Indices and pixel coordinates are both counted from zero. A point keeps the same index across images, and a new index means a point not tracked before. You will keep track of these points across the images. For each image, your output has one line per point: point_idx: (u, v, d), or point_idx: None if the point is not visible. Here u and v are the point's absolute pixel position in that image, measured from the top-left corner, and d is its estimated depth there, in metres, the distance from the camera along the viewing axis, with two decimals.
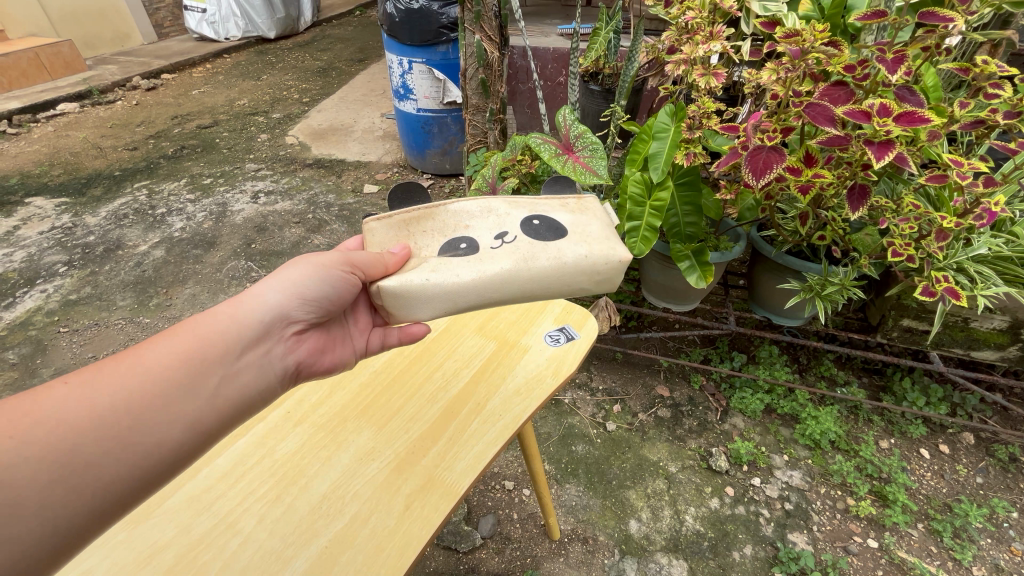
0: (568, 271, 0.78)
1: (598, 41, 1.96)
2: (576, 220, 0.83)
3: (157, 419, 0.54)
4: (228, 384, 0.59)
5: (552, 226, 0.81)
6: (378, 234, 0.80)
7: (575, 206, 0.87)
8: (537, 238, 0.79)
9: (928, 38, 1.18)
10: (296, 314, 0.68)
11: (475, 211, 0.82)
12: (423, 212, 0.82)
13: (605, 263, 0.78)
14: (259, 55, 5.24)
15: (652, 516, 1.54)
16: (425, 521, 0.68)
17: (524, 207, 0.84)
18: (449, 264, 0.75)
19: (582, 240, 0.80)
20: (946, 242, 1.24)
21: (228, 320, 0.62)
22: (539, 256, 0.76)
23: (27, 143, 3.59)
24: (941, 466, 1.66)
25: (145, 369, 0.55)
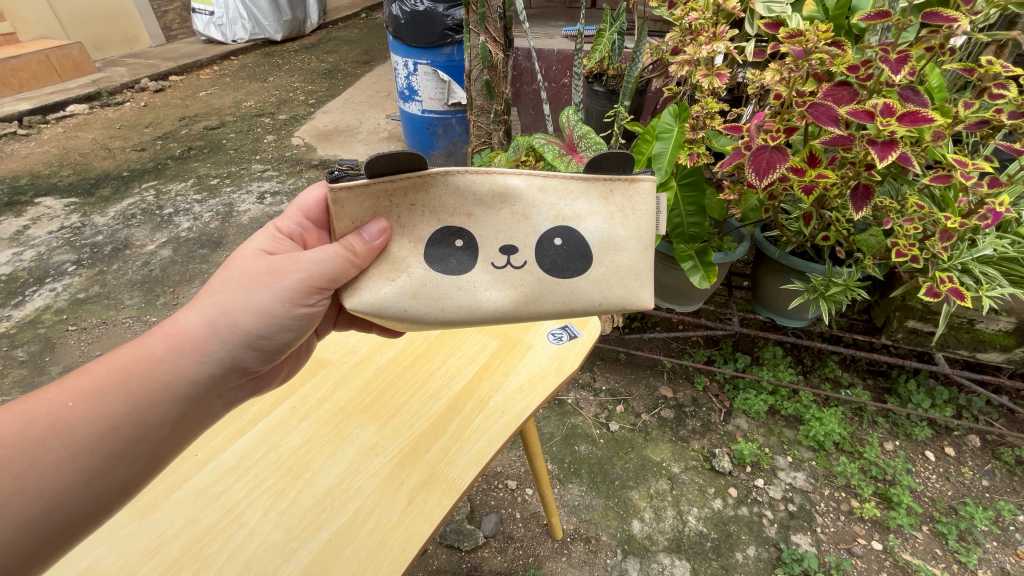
0: (574, 310, 0.79)
1: (603, 41, 2.00)
2: (609, 238, 0.75)
3: (87, 489, 0.56)
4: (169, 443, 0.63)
5: (576, 248, 0.74)
6: (349, 209, 0.69)
7: (619, 201, 0.75)
8: (551, 270, 0.75)
9: (933, 38, 1.19)
10: (245, 360, 0.69)
11: (484, 195, 0.71)
12: (415, 183, 0.69)
13: (621, 308, 0.79)
14: (266, 57, 5.28)
15: (655, 516, 1.54)
16: (427, 516, 0.69)
17: (550, 205, 0.73)
18: (438, 283, 0.73)
19: (604, 283, 0.76)
20: (950, 242, 1.24)
21: (168, 366, 0.62)
22: (544, 297, 0.76)
23: (37, 144, 3.63)
24: (947, 468, 1.65)
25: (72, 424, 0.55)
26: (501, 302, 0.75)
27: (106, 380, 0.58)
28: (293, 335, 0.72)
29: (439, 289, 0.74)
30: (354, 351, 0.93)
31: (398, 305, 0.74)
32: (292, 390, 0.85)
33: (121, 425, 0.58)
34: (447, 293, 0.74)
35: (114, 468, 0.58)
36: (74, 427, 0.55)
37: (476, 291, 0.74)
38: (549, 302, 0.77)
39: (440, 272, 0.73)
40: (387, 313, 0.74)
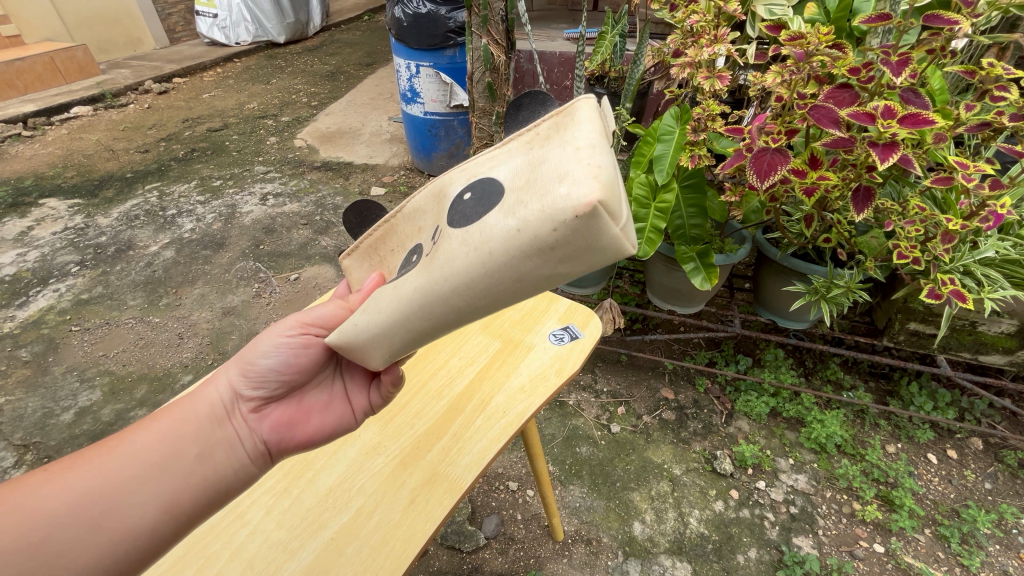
0: (517, 276, 0.38)
1: (603, 45, 1.99)
2: (531, 160, 0.41)
3: (123, 504, 0.54)
4: (204, 461, 0.59)
5: (484, 187, 0.43)
6: (354, 270, 0.66)
7: (541, 129, 0.43)
8: (460, 226, 0.43)
9: (933, 41, 1.19)
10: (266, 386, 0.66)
11: (426, 204, 0.54)
12: (384, 229, 0.61)
13: (553, 227, 0.35)
14: (269, 60, 5.31)
15: (656, 518, 1.54)
16: (428, 515, 0.69)
17: (468, 170, 0.48)
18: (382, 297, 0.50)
19: (516, 205, 0.38)
20: (952, 244, 1.24)
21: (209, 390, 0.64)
22: (450, 267, 0.41)
23: (42, 146, 3.66)
24: (949, 471, 1.65)
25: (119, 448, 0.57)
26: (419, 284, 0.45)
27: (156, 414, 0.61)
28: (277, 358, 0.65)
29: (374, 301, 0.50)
30: None
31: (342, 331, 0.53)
32: None
33: (159, 442, 0.57)
34: (380, 299, 0.49)
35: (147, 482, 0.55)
36: (119, 450, 0.57)
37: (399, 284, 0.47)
38: (468, 271, 0.41)
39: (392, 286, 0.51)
40: (349, 346, 0.52)
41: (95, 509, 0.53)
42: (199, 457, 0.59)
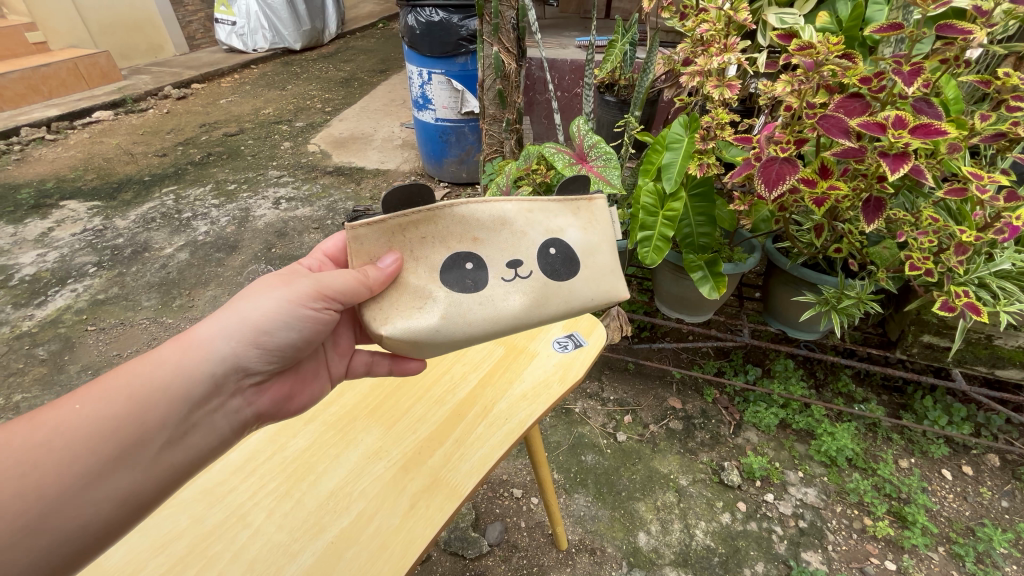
0: (573, 309, 0.83)
1: (613, 52, 2.00)
2: (586, 243, 0.81)
3: (76, 501, 0.53)
4: (171, 451, 0.60)
5: (568, 253, 0.80)
6: (366, 242, 0.69)
7: (586, 214, 0.82)
8: (552, 275, 0.78)
9: (947, 50, 1.18)
10: (256, 365, 0.66)
11: (485, 220, 0.73)
12: (424, 219, 0.71)
13: (606, 301, 0.85)
14: (285, 66, 5.40)
15: (661, 529, 1.52)
16: (428, 521, 0.69)
17: (540, 221, 0.78)
18: (462, 301, 0.73)
19: (593, 280, 0.82)
20: (965, 256, 1.22)
21: (168, 367, 0.60)
22: (550, 301, 0.78)
23: (64, 149, 3.75)
24: (964, 488, 1.61)
25: (61, 435, 0.54)
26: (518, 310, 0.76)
27: (111, 387, 0.57)
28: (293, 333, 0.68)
29: (462, 307, 0.73)
30: None
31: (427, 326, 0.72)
32: None
33: (119, 426, 0.56)
34: (470, 309, 0.73)
35: (107, 478, 0.55)
36: (60, 442, 0.53)
37: (495, 302, 0.75)
38: (555, 306, 0.79)
39: (458, 293, 0.73)
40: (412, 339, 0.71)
41: (38, 511, 0.51)
42: (166, 447, 0.59)
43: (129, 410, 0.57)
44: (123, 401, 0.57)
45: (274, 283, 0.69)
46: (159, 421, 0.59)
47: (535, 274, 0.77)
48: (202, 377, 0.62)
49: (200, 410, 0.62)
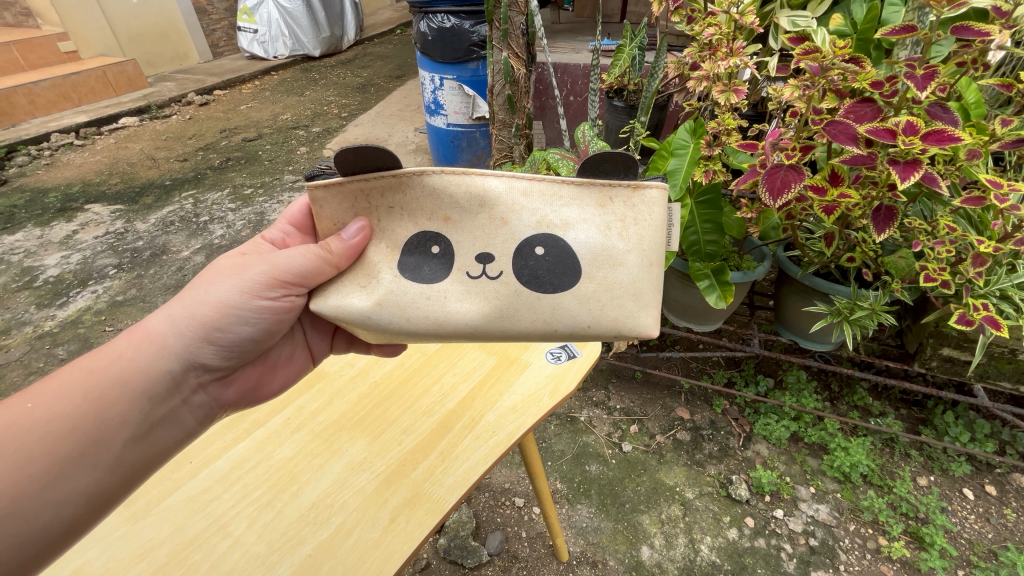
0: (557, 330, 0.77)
1: (622, 57, 1.97)
2: (606, 248, 0.73)
3: (39, 502, 0.58)
4: (135, 446, 0.67)
5: (560, 257, 0.72)
6: (327, 208, 0.73)
7: (619, 210, 0.72)
8: (530, 282, 0.73)
9: (965, 53, 1.13)
10: (212, 360, 0.74)
11: (462, 198, 0.72)
12: (392, 184, 0.72)
13: (616, 331, 0.76)
14: (304, 73, 5.50)
15: (665, 544, 1.48)
16: (408, 535, 0.68)
17: (535, 208, 0.72)
18: (406, 292, 0.74)
19: (593, 302, 0.74)
20: (984, 267, 1.17)
21: (125, 364, 0.67)
22: (522, 313, 0.74)
23: (90, 154, 3.87)
24: (987, 509, 1.53)
25: (20, 434, 0.59)
26: (472, 314, 0.75)
27: (67, 383, 0.63)
28: (252, 329, 0.75)
29: (406, 298, 0.74)
30: (352, 364, 0.95)
31: (362, 312, 0.75)
32: (288, 402, 0.87)
33: (83, 423, 0.62)
34: (413, 302, 0.74)
35: (71, 476, 0.61)
36: (24, 441, 0.59)
37: (446, 300, 0.74)
38: (529, 320, 0.75)
39: (409, 280, 0.74)
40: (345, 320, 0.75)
41: (4, 510, 0.56)
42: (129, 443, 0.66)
43: (89, 411, 0.63)
44: (81, 399, 0.63)
45: (228, 271, 0.74)
46: (121, 420, 0.65)
47: (508, 279, 0.74)
48: (161, 376, 0.69)
49: (159, 408, 0.69)
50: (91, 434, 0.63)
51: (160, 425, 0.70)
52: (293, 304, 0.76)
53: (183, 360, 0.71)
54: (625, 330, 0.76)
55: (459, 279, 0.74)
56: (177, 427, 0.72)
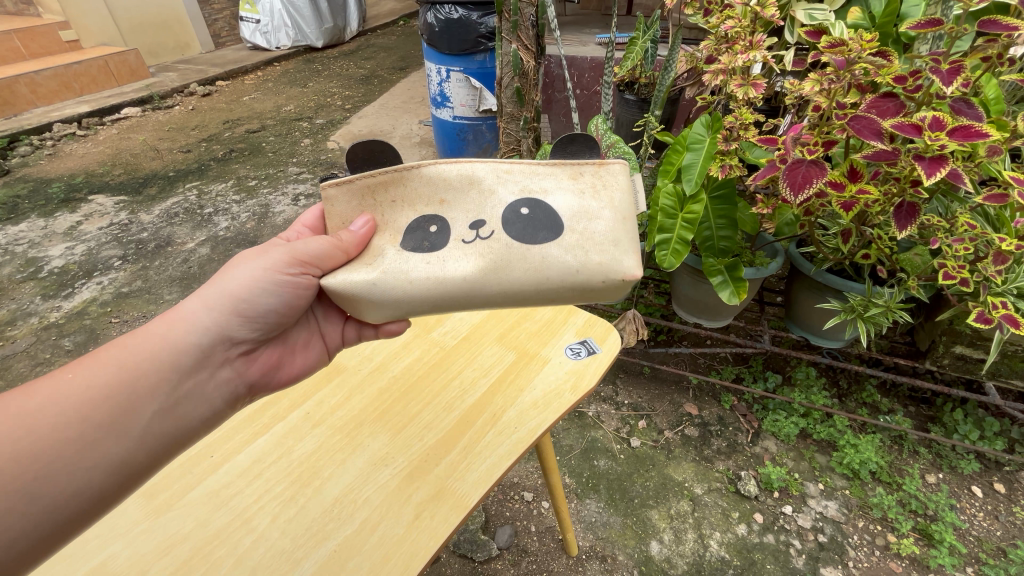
0: (550, 285, 0.75)
1: (635, 49, 1.94)
2: (583, 209, 0.75)
3: (70, 467, 0.57)
4: (163, 417, 0.64)
5: (545, 216, 0.74)
6: (338, 205, 0.75)
7: (590, 179, 0.76)
8: (521, 238, 0.74)
9: (989, 48, 1.11)
10: (240, 334, 0.73)
11: (454, 180, 0.75)
12: (393, 176, 0.75)
13: (601, 279, 0.75)
14: (307, 64, 5.46)
15: (674, 539, 1.48)
16: (432, 532, 0.68)
17: (518, 181, 0.76)
18: (407, 260, 0.74)
19: (577, 250, 0.74)
20: (1004, 265, 1.16)
21: (157, 338, 0.66)
22: (514, 265, 0.74)
23: (93, 145, 3.84)
24: (995, 506, 1.53)
25: (55, 401, 0.58)
26: (468, 273, 0.74)
27: (102, 356, 0.63)
28: (275, 301, 0.74)
29: (406, 265, 0.74)
30: (370, 359, 0.94)
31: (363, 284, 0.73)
32: (307, 396, 0.87)
33: (115, 393, 0.61)
34: (414, 268, 0.74)
35: (99, 445, 0.59)
36: (57, 407, 0.58)
37: (444, 264, 0.74)
38: (523, 274, 0.74)
39: (412, 253, 0.75)
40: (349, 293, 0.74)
41: (31, 475, 0.55)
42: (158, 412, 0.64)
43: (122, 381, 0.62)
44: (115, 370, 0.62)
45: (251, 255, 0.74)
46: (154, 390, 0.64)
47: (501, 238, 0.74)
48: (191, 348, 0.68)
49: (186, 382, 0.67)
50: (122, 404, 0.61)
51: (190, 398, 0.67)
52: (310, 283, 0.75)
53: (212, 334, 0.70)
54: (611, 274, 0.75)
55: (452, 244, 0.75)
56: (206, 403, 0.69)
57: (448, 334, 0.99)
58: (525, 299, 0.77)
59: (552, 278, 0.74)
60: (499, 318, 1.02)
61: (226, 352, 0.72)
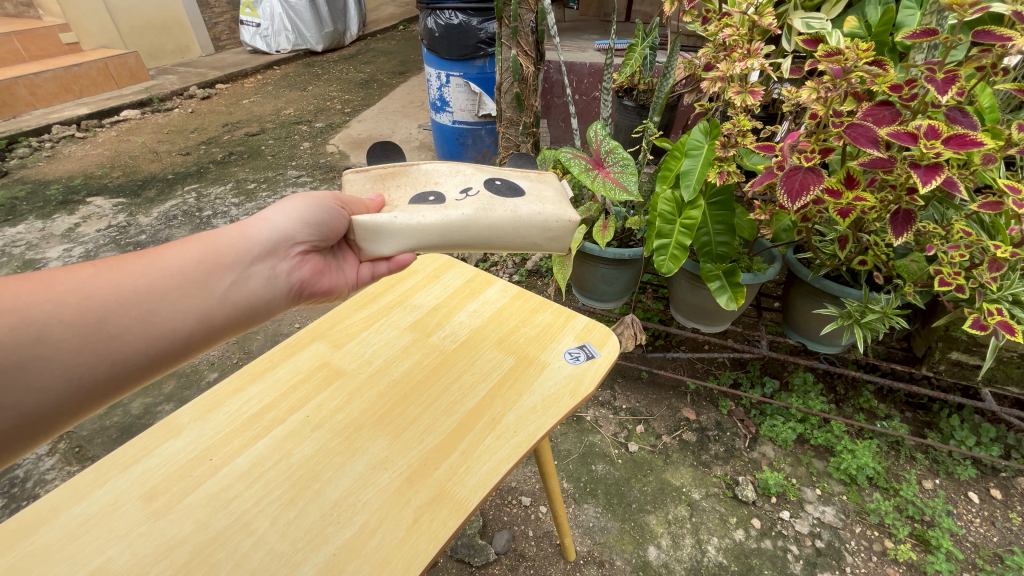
0: (522, 227, 0.87)
1: (634, 56, 1.95)
2: (535, 186, 0.94)
3: (159, 311, 0.64)
4: (237, 289, 0.71)
5: (511, 187, 0.91)
6: (356, 185, 0.91)
7: (537, 177, 0.99)
8: (497, 194, 0.88)
9: (983, 58, 1.13)
10: (301, 237, 0.78)
11: (445, 172, 0.93)
12: (399, 169, 0.93)
13: (557, 220, 0.88)
14: (307, 67, 5.47)
15: (672, 544, 1.48)
16: (432, 535, 0.68)
17: (488, 171, 0.95)
18: (412, 209, 0.85)
19: (537, 201, 0.89)
20: (1000, 272, 1.17)
21: (236, 233, 0.74)
22: (496, 208, 0.86)
23: (92, 147, 3.84)
24: (992, 512, 1.53)
25: (150, 263, 0.66)
26: (460, 214, 0.84)
27: (192, 240, 0.71)
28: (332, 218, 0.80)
29: (412, 212, 0.84)
30: (370, 362, 0.94)
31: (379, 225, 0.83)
32: (307, 400, 0.87)
33: (197, 262, 0.69)
34: (418, 213, 0.84)
35: (181, 299, 0.66)
36: (150, 264, 0.66)
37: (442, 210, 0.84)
38: (503, 215, 0.85)
39: (416, 207, 0.86)
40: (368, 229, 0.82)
41: (127, 310, 0.62)
42: (233, 283, 0.71)
43: (200, 258, 0.70)
44: (200, 249, 0.70)
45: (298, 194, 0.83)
46: (224, 268, 0.71)
47: (485, 193, 0.88)
48: (261, 241, 0.75)
49: (257, 267, 0.74)
50: (197, 276, 0.68)
51: (259, 282, 0.74)
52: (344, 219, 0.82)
53: (281, 234, 0.77)
54: (562, 216, 0.88)
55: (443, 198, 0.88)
56: (273, 290, 0.76)
57: (448, 337, 1.00)
58: (505, 239, 0.87)
59: (526, 214, 0.86)
60: (498, 321, 1.03)
61: (292, 251, 0.78)
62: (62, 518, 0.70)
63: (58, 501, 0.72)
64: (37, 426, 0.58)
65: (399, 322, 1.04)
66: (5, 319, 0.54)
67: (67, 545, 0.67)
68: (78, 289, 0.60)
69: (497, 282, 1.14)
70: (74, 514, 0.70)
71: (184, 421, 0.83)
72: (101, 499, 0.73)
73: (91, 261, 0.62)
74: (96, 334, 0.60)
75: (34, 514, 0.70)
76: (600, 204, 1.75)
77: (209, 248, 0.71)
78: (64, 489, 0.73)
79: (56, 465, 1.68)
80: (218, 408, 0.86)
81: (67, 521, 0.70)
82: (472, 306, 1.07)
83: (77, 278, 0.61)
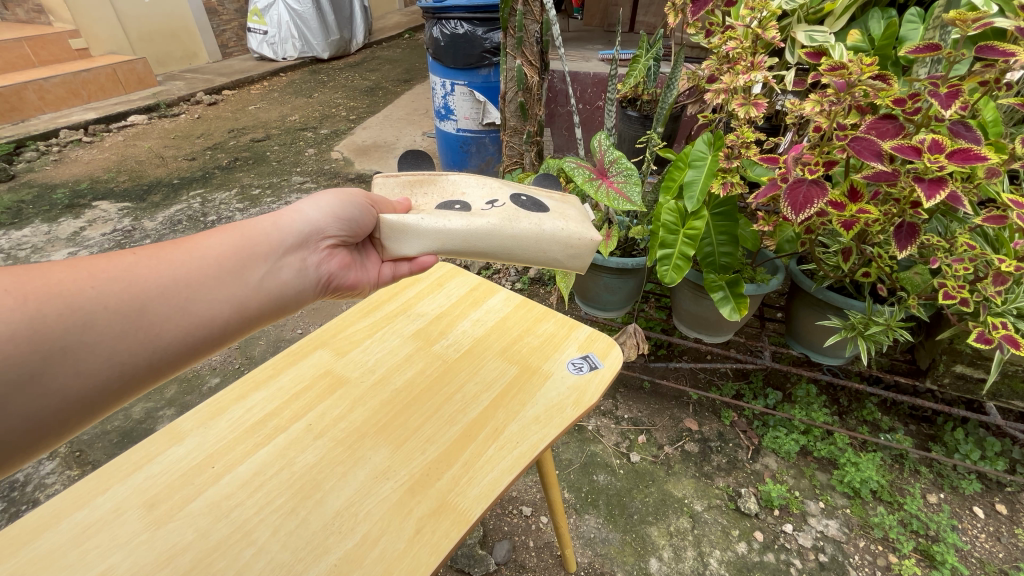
0: (544, 242, 0.87)
1: (637, 67, 1.97)
2: (560, 207, 0.95)
3: (198, 298, 0.64)
4: (270, 279, 0.71)
5: (536, 204, 0.93)
6: (386, 188, 0.93)
7: (562, 197, 1.00)
8: (522, 208, 0.90)
9: (987, 72, 1.13)
10: (332, 231, 0.79)
11: (472, 183, 0.95)
12: (428, 178, 0.95)
13: (579, 238, 0.88)
14: (313, 75, 5.53)
15: (674, 556, 1.47)
16: (433, 547, 0.68)
17: (514, 188, 0.97)
18: (439, 212, 0.86)
19: (560, 220, 0.90)
20: (1004, 286, 1.17)
21: (268, 223, 0.74)
22: (520, 221, 0.86)
23: (99, 152, 3.87)
24: (997, 528, 1.52)
25: (188, 252, 0.66)
26: (485, 222, 0.85)
27: (224, 229, 0.71)
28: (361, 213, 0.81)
29: (438, 217, 0.85)
30: (373, 370, 0.94)
31: (405, 227, 0.84)
32: (309, 408, 0.87)
33: (234, 251, 0.69)
34: (444, 217, 0.85)
35: (221, 287, 0.66)
36: (188, 253, 0.66)
37: (467, 217, 0.85)
38: (526, 227, 0.86)
39: (443, 212, 0.87)
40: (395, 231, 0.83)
41: (170, 297, 0.62)
42: (267, 273, 0.71)
43: (236, 247, 0.70)
44: (235, 238, 0.70)
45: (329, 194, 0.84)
46: (258, 258, 0.71)
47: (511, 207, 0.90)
48: (293, 233, 0.76)
49: (290, 257, 0.74)
50: (233, 265, 0.68)
51: (292, 271, 0.74)
52: (372, 217, 0.83)
53: (313, 225, 0.77)
54: (585, 235, 0.89)
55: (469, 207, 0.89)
56: (305, 281, 0.76)
57: (451, 346, 1.00)
58: (526, 251, 0.87)
59: (548, 230, 0.87)
60: (501, 330, 1.03)
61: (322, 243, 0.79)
62: (63, 524, 0.70)
63: (61, 507, 0.72)
64: (78, 412, 0.57)
65: (402, 330, 1.04)
66: (53, 305, 0.54)
67: (67, 553, 0.67)
68: (118, 275, 0.60)
69: (500, 291, 1.14)
70: (76, 521, 0.70)
71: (187, 427, 0.83)
72: (103, 506, 0.73)
73: (132, 247, 0.62)
74: (139, 319, 0.60)
75: (35, 520, 0.70)
76: (604, 213, 1.75)
77: (244, 237, 0.71)
78: (66, 495, 0.73)
79: (56, 469, 1.68)
80: (221, 415, 0.86)
81: (68, 527, 0.70)
82: (475, 315, 1.07)
83: (119, 265, 0.60)
